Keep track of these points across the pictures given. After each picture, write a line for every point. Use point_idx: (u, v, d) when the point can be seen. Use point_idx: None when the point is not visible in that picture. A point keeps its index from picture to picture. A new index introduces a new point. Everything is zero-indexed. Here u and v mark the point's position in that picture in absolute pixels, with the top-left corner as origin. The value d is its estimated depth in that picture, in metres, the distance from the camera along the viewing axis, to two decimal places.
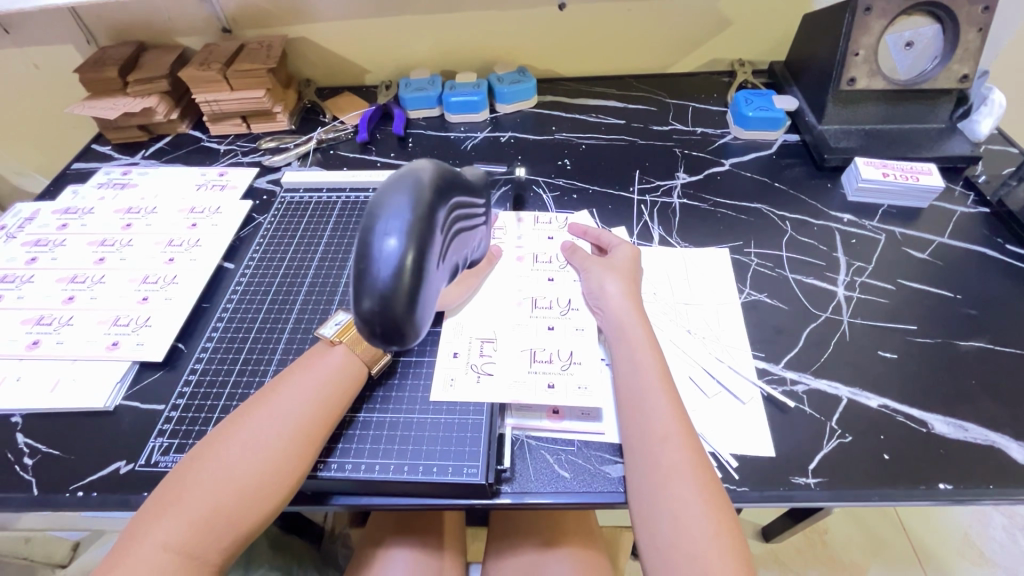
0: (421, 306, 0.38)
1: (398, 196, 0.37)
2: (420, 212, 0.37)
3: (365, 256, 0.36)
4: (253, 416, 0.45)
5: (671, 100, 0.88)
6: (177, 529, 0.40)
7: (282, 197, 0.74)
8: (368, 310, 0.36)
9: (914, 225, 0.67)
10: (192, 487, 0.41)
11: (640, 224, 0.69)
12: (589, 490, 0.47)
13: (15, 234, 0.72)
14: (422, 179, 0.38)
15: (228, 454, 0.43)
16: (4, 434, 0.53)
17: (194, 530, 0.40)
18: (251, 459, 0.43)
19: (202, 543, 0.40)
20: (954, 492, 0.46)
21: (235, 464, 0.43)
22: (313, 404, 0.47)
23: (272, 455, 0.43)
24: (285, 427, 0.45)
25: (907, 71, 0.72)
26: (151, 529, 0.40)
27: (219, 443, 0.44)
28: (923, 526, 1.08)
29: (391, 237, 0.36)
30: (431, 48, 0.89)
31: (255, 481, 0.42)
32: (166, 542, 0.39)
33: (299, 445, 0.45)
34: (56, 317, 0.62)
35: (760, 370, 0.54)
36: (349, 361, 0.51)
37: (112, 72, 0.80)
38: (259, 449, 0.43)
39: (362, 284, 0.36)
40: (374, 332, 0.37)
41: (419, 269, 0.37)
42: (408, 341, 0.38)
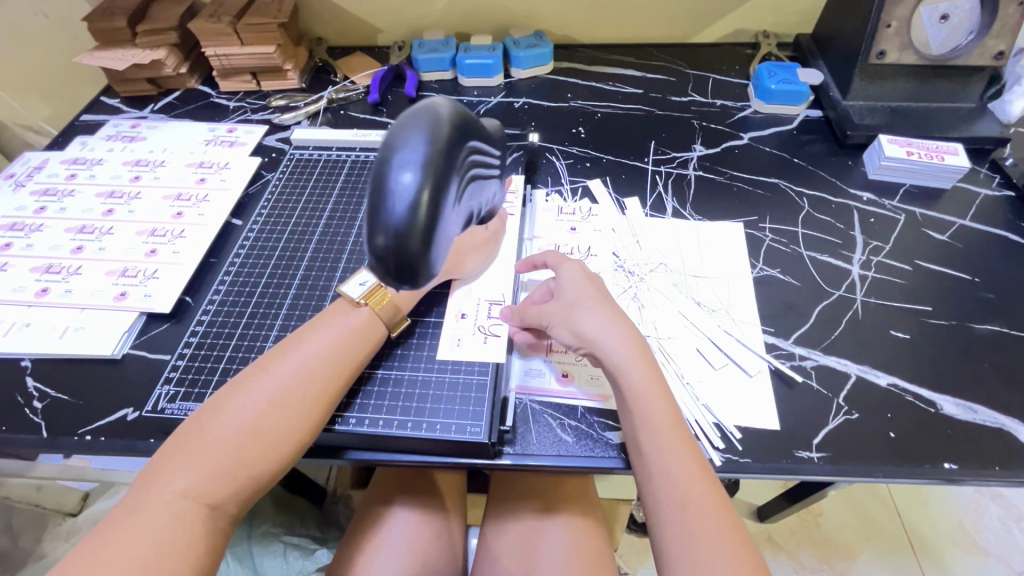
0: (435, 247, 0.38)
1: (412, 129, 0.38)
2: (437, 148, 0.37)
3: (385, 191, 0.37)
4: (270, 369, 0.46)
5: (691, 71, 0.85)
6: (195, 477, 0.40)
7: (291, 153, 0.73)
8: (384, 247, 0.37)
9: (936, 206, 0.66)
10: (210, 437, 0.42)
11: (654, 195, 0.68)
12: (590, 455, 0.47)
13: (24, 182, 0.71)
14: (439, 115, 0.38)
15: (246, 404, 0.43)
16: (14, 377, 0.54)
17: (214, 478, 0.41)
18: (267, 412, 0.43)
19: (219, 492, 0.41)
20: (958, 472, 0.46)
21: (252, 416, 0.43)
22: (327, 360, 0.47)
23: (289, 406, 0.44)
24: (301, 380, 0.45)
25: (940, 47, 0.69)
26: (169, 476, 0.40)
27: (236, 394, 0.44)
28: (920, 514, 1.09)
29: (407, 172, 0.36)
30: (446, 9, 0.86)
31: (270, 431, 0.43)
32: (184, 488, 0.40)
33: (315, 397, 0.45)
34: (64, 265, 0.62)
35: (768, 344, 0.53)
36: (370, 322, 0.50)
37: (121, 21, 0.78)
38: (275, 401, 0.44)
39: (378, 218, 0.37)
40: (388, 269, 0.38)
41: (435, 206, 0.37)
42: (419, 281, 0.39)
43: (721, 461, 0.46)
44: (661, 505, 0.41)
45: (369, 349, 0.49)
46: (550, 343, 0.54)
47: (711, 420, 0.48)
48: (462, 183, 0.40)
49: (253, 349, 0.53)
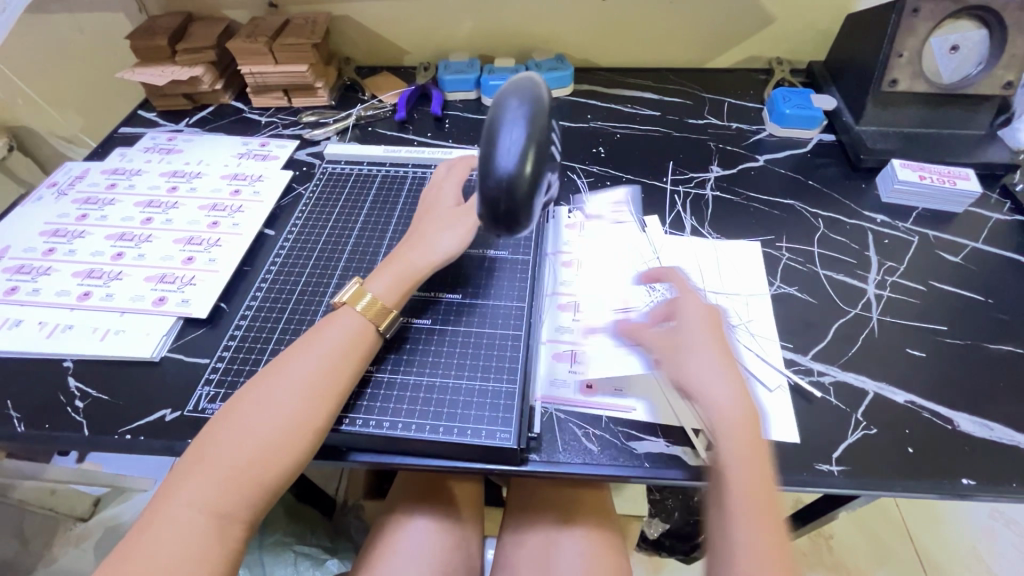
0: (537, 198, 0.41)
1: (516, 102, 0.41)
2: (540, 110, 0.41)
3: (494, 145, 0.40)
4: (273, 379, 0.47)
5: (707, 95, 0.88)
6: (204, 490, 0.41)
7: (322, 168, 0.76)
8: (492, 191, 0.40)
9: (949, 229, 0.67)
10: (217, 451, 0.43)
11: (672, 214, 0.70)
12: (616, 463, 0.48)
13: (66, 191, 0.74)
14: (540, 91, 0.42)
15: (252, 418, 0.45)
16: (57, 377, 0.56)
17: (224, 490, 0.42)
18: (269, 420, 0.44)
19: (228, 502, 0.42)
20: (976, 487, 0.47)
21: (257, 424, 0.44)
22: (328, 366, 0.48)
23: (290, 413, 0.45)
24: (302, 389, 0.46)
25: (950, 75, 0.71)
26: (181, 491, 0.41)
27: (241, 409, 0.45)
28: (932, 539, 1.08)
29: (515, 137, 0.39)
30: (472, 32, 0.90)
31: (276, 441, 0.44)
32: (197, 502, 0.41)
33: (317, 405, 0.46)
34: (105, 270, 0.64)
35: (787, 360, 0.55)
36: (363, 324, 0.51)
37: (163, 40, 0.82)
38: (277, 408, 0.45)
39: (488, 166, 0.40)
40: (493, 211, 0.40)
41: (538, 166, 0.40)
42: (518, 230, 0.42)
43: None
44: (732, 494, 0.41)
45: (366, 353, 0.50)
46: (575, 354, 0.55)
47: None
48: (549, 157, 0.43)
49: None
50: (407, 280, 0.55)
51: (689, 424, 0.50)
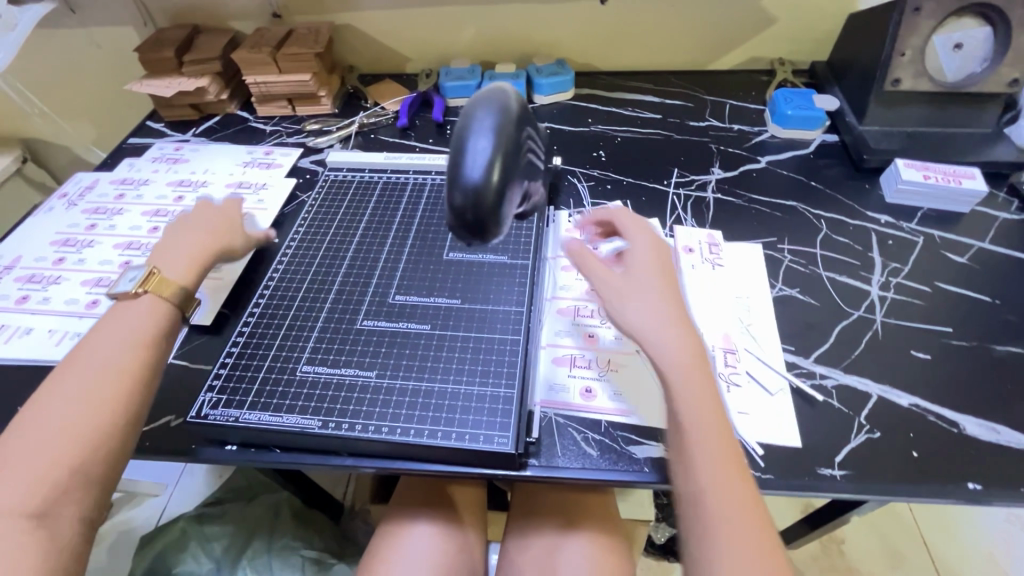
0: (505, 206, 0.41)
1: (484, 110, 0.41)
2: (508, 120, 0.41)
3: (461, 155, 0.40)
4: (61, 378, 0.45)
5: (709, 97, 0.88)
6: (19, 492, 0.39)
7: (325, 175, 0.77)
8: (460, 201, 0.40)
9: (955, 229, 0.66)
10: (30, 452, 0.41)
11: (673, 217, 0.70)
12: (615, 468, 0.48)
13: (76, 201, 0.76)
14: (507, 97, 0.42)
15: (57, 413, 0.43)
16: None
17: (36, 487, 0.39)
18: (77, 410, 0.43)
19: (43, 500, 0.39)
20: (982, 492, 0.46)
21: (65, 416, 0.42)
22: (88, 354, 0.46)
23: (77, 402, 0.43)
24: (83, 381, 0.44)
25: (954, 74, 0.70)
26: None
27: (44, 407, 0.43)
28: (946, 543, 1.06)
29: (481, 144, 0.39)
30: (473, 39, 0.91)
31: (79, 431, 0.42)
32: (8, 506, 0.38)
33: (109, 390, 0.44)
34: (113, 278, 0.66)
35: (789, 363, 0.54)
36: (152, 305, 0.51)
37: (170, 52, 0.84)
38: (82, 398, 0.43)
39: (456, 176, 0.40)
40: (462, 221, 0.40)
41: (505, 174, 0.40)
42: (488, 237, 0.42)
43: None
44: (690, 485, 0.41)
45: (157, 333, 0.50)
46: (574, 359, 0.55)
47: (734, 437, 0.49)
48: (523, 164, 0.43)
49: (290, 359, 0.55)
50: (200, 258, 0.57)
51: None
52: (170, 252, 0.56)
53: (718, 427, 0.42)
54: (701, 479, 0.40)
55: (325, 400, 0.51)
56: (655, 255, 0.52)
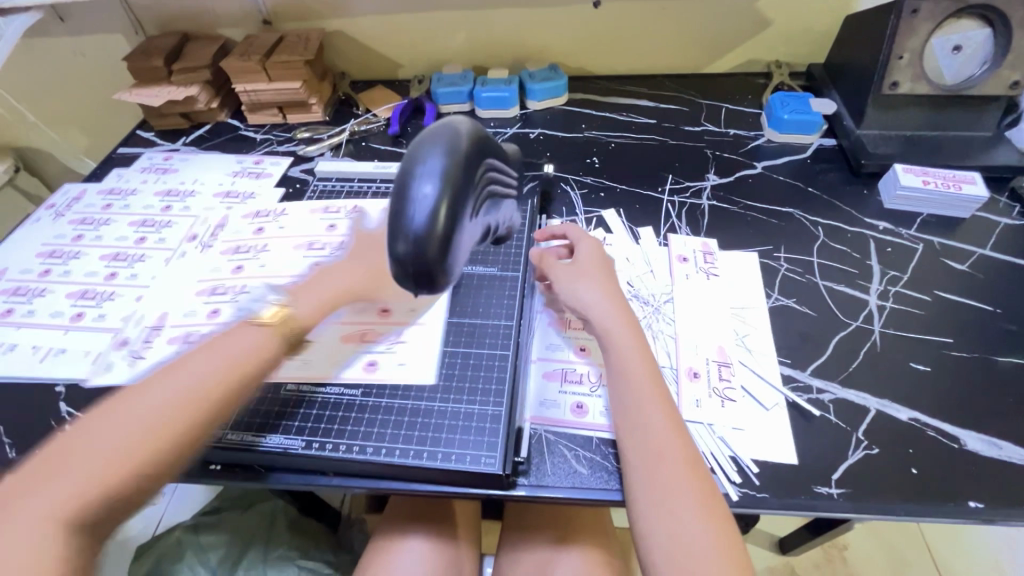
0: (453, 253, 0.38)
1: (432, 147, 0.38)
2: (456, 161, 0.38)
3: (404, 200, 0.37)
4: (147, 390, 0.44)
5: (704, 101, 0.87)
6: (52, 500, 0.38)
7: (315, 185, 0.76)
8: (403, 251, 0.37)
9: (955, 235, 0.65)
10: (74, 459, 0.40)
11: (667, 225, 0.68)
12: (606, 488, 0.47)
13: (63, 212, 0.75)
14: (459, 132, 0.39)
15: (109, 422, 0.42)
16: (48, 401, 0.56)
17: (74, 498, 0.38)
18: (143, 429, 0.42)
19: (79, 513, 0.38)
20: (984, 511, 0.45)
21: (118, 434, 0.41)
22: (200, 378, 0.45)
23: (162, 418, 0.43)
24: (181, 397, 0.44)
25: (954, 77, 0.69)
26: (27, 501, 0.37)
27: (100, 415, 0.42)
28: (951, 550, 1.05)
29: (427, 184, 0.37)
30: (465, 44, 0.90)
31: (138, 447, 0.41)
32: (41, 513, 0.37)
33: (182, 408, 0.43)
34: (99, 291, 0.65)
35: (785, 376, 0.53)
36: (263, 339, 0.50)
37: (158, 61, 0.83)
38: (154, 415, 0.42)
39: (399, 224, 0.37)
40: (406, 272, 0.37)
41: (452, 220, 0.37)
42: (438, 286, 0.39)
43: (738, 495, 0.46)
44: (644, 509, 0.43)
45: (250, 364, 0.48)
46: (565, 373, 0.54)
47: (728, 454, 0.48)
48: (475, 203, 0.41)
49: None
50: (331, 300, 0.56)
51: None
52: (315, 285, 0.56)
53: (677, 449, 0.45)
54: (652, 491, 0.43)
55: (309, 420, 0.51)
56: (596, 251, 0.59)
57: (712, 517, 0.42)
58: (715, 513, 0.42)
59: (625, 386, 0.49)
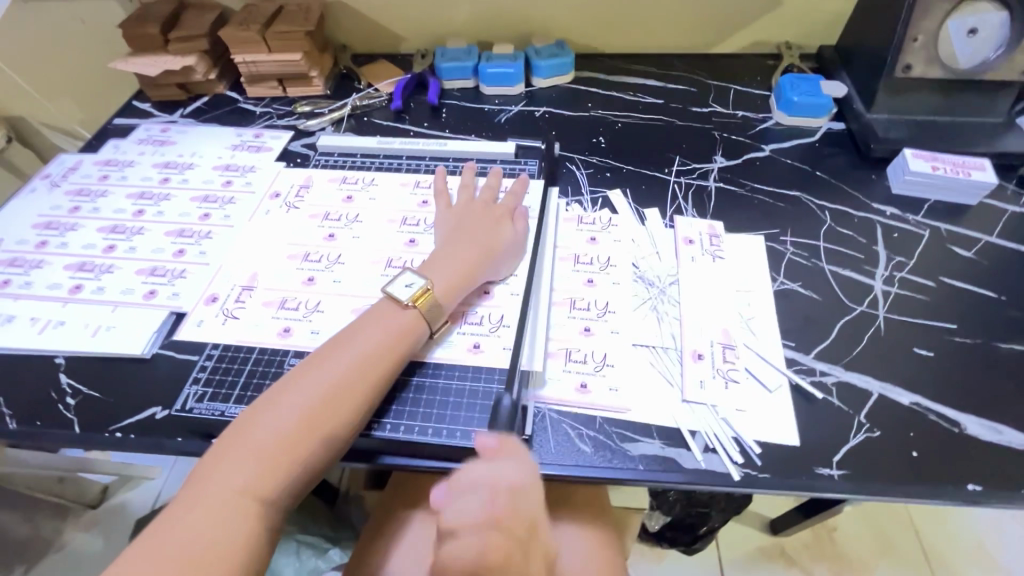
0: None
1: None
2: None
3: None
4: (320, 369, 0.47)
5: (712, 81, 0.85)
6: (248, 474, 0.42)
7: (316, 160, 0.75)
8: None
9: (962, 222, 0.65)
10: (257, 435, 0.44)
11: (673, 207, 0.68)
12: (609, 466, 0.47)
13: (59, 183, 0.74)
14: None
15: (295, 394, 0.46)
16: (48, 373, 0.55)
17: (265, 473, 0.42)
18: (319, 411, 0.45)
19: (269, 488, 0.42)
20: (981, 493, 0.45)
21: (302, 415, 0.45)
22: (361, 367, 0.48)
23: (337, 403, 0.46)
24: (348, 375, 0.47)
25: (968, 60, 0.67)
26: (228, 471, 0.42)
27: (275, 397, 0.46)
28: (937, 532, 1.07)
29: None
30: (470, 18, 0.88)
31: (318, 427, 0.44)
32: (238, 486, 0.41)
33: (354, 395, 0.46)
34: (97, 263, 0.64)
35: (789, 359, 0.53)
36: (415, 324, 0.51)
37: (154, 29, 0.81)
38: (329, 399, 0.46)
39: None
40: None
41: None
42: None
43: (740, 476, 0.46)
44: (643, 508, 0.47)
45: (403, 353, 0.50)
46: (569, 352, 0.54)
47: (730, 435, 0.48)
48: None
49: (277, 352, 0.55)
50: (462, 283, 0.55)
51: (683, 425, 0.49)
52: (453, 269, 0.55)
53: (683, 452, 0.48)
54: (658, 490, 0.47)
55: None
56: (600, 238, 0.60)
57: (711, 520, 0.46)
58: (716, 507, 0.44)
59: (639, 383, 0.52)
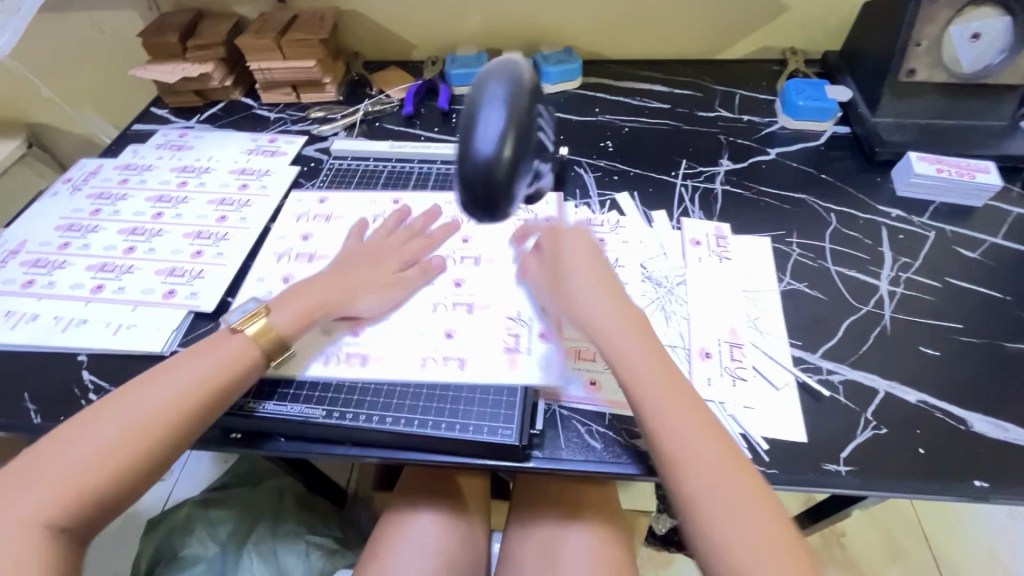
0: (517, 183, 0.44)
1: (496, 88, 0.43)
2: (517, 102, 0.43)
3: (470, 132, 0.42)
4: (127, 400, 0.45)
5: (718, 86, 0.87)
6: (39, 498, 0.40)
7: (330, 164, 0.77)
8: (474, 181, 0.43)
9: (967, 224, 0.66)
10: (56, 456, 0.42)
11: (680, 209, 0.69)
12: (619, 462, 0.48)
13: (80, 186, 0.76)
14: (518, 73, 0.44)
15: (115, 417, 0.44)
16: (72, 370, 0.57)
17: (56, 497, 0.40)
18: (116, 438, 0.43)
19: (58, 512, 0.40)
20: (988, 489, 0.46)
21: (88, 444, 0.42)
22: (177, 395, 0.46)
23: (120, 436, 0.43)
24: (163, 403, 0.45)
25: (972, 64, 0.68)
26: (28, 491, 0.40)
27: (78, 426, 0.43)
28: (947, 539, 1.06)
29: (494, 123, 0.42)
30: (480, 26, 0.89)
31: (59, 460, 0.42)
32: (38, 507, 0.40)
33: (138, 432, 0.44)
34: (118, 264, 0.66)
35: (796, 358, 0.54)
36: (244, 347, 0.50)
37: (173, 37, 0.83)
38: (109, 442, 0.43)
39: (469, 158, 0.42)
40: (475, 201, 0.43)
41: (516, 151, 0.42)
42: (501, 213, 0.45)
43: None
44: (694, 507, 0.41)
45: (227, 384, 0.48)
46: (579, 352, 0.55)
47: (738, 431, 0.49)
48: (533, 146, 0.45)
49: None
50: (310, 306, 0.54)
51: None
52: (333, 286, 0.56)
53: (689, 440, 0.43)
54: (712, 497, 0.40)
55: (331, 391, 0.52)
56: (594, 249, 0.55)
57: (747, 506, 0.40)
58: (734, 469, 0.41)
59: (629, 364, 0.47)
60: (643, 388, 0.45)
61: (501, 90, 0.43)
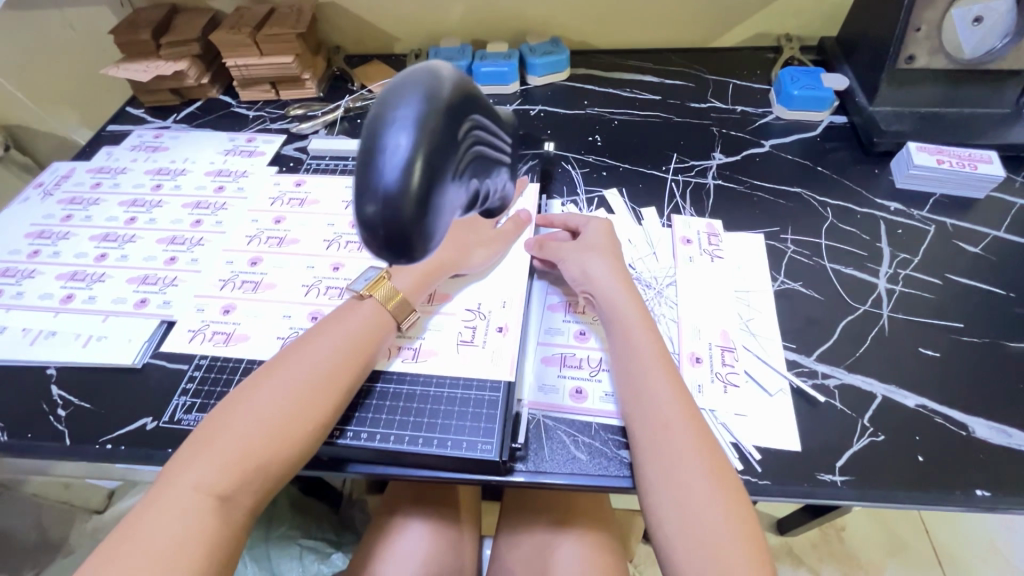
0: (433, 213, 0.34)
1: (409, 91, 0.34)
2: (435, 108, 0.34)
3: (374, 153, 0.33)
4: (270, 375, 0.46)
5: (711, 76, 0.84)
6: (214, 470, 0.40)
7: (308, 164, 0.74)
8: (374, 215, 0.33)
9: (968, 216, 0.63)
10: (226, 430, 0.42)
11: (671, 206, 0.66)
12: (605, 474, 0.46)
13: (52, 191, 0.73)
14: (439, 75, 0.35)
15: (269, 392, 0.44)
16: (40, 385, 0.55)
17: (225, 466, 0.41)
18: (278, 403, 0.44)
19: (231, 484, 0.40)
20: (990, 498, 0.44)
21: (257, 411, 0.44)
22: (326, 365, 0.47)
23: (285, 401, 0.44)
24: (299, 381, 0.45)
25: (974, 50, 0.65)
26: (195, 464, 0.41)
27: (247, 390, 0.45)
28: (948, 531, 1.05)
29: (401, 136, 0.32)
30: (464, 16, 0.86)
31: (228, 420, 0.44)
32: (206, 478, 0.40)
33: (301, 398, 0.45)
34: (89, 272, 0.63)
35: (790, 361, 0.52)
36: (378, 312, 0.51)
37: (145, 34, 0.80)
38: (272, 404, 0.44)
39: (367, 185, 0.33)
40: (379, 239, 0.33)
41: (429, 176, 0.33)
42: (419, 253, 0.35)
43: None
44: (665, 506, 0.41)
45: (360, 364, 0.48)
46: (564, 358, 0.53)
47: (730, 440, 0.47)
48: (458, 162, 0.36)
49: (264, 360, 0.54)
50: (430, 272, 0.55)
51: None
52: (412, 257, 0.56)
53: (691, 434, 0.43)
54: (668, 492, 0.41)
55: None
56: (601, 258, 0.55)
57: (730, 506, 0.40)
58: (724, 480, 0.41)
59: (628, 361, 0.48)
60: (637, 382, 0.46)
61: (418, 91, 0.34)
